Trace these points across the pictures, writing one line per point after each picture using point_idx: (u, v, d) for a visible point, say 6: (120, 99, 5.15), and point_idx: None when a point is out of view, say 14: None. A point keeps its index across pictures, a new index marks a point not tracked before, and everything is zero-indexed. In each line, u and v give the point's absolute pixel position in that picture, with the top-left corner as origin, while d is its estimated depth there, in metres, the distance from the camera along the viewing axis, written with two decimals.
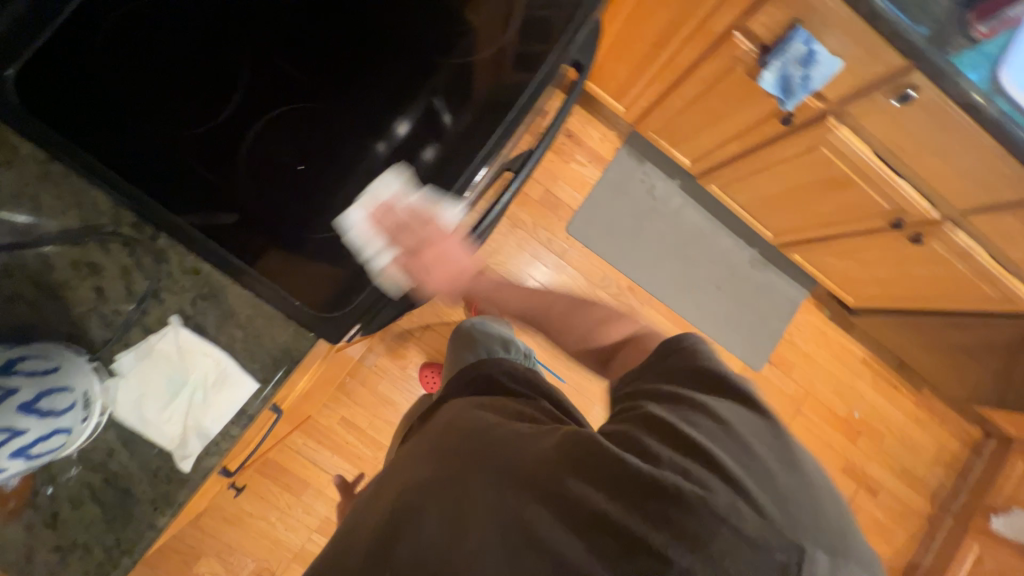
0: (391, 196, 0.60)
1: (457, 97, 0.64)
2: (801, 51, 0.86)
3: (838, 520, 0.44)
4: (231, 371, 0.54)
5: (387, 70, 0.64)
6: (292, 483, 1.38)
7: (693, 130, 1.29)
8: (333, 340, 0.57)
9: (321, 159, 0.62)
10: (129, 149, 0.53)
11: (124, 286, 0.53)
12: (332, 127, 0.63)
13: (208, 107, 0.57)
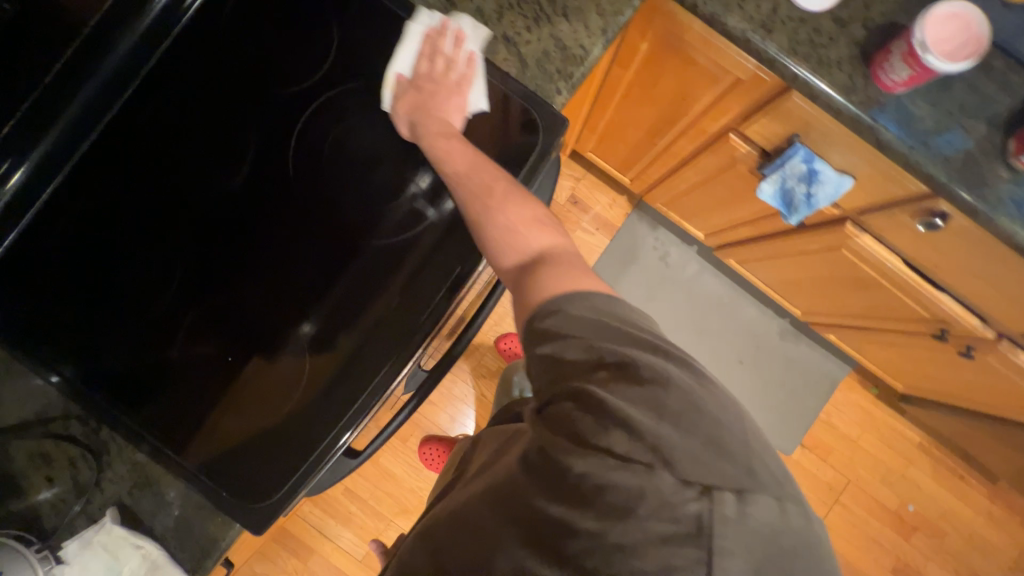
0: (459, 30, 0.60)
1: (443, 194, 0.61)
2: (801, 168, 0.76)
3: (747, 439, 0.45)
4: (163, 563, 0.56)
5: (338, 222, 0.61)
6: (298, 547, 1.45)
7: (701, 207, 1.18)
8: (255, 531, 0.55)
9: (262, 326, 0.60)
10: (105, 340, 0.59)
11: (70, 477, 0.57)
12: (279, 290, 0.61)
13: (167, 297, 0.60)
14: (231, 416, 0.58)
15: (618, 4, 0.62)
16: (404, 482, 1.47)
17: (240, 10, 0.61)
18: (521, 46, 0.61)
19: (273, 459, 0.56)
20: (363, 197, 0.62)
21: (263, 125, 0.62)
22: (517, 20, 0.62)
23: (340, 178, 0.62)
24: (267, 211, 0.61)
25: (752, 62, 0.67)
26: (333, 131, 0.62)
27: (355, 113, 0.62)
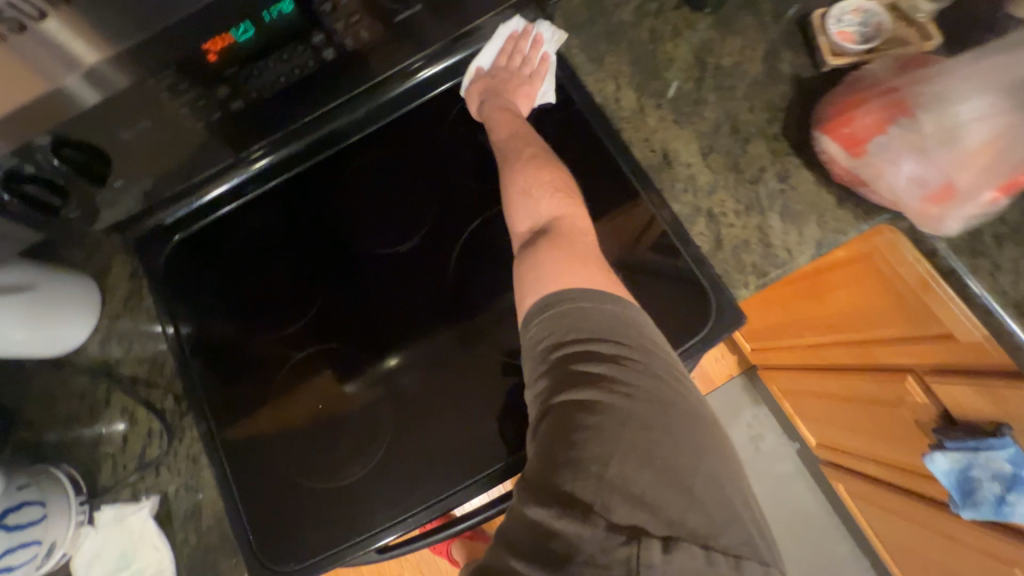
0: (541, 37, 0.65)
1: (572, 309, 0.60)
2: (1002, 467, 0.61)
3: (705, 490, 0.43)
4: (164, 575, 0.56)
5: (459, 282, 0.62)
6: None
7: (821, 417, 1.06)
8: None
9: (358, 395, 0.61)
10: (220, 325, 0.65)
11: (141, 445, 0.60)
12: (370, 327, 0.63)
13: (285, 304, 0.65)
14: (277, 452, 0.60)
15: (844, 222, 0.56)
16: None
17: (496, 105, 0.65)
18: (723, 227, 0.58)
19: (309, 516, 0.57)
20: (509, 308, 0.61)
21: (437, 188, 0.66)
22: (729, 201, 0.58)
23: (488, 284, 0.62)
24: (419, 266, 0.64)
25: (983, 332, 0.56)
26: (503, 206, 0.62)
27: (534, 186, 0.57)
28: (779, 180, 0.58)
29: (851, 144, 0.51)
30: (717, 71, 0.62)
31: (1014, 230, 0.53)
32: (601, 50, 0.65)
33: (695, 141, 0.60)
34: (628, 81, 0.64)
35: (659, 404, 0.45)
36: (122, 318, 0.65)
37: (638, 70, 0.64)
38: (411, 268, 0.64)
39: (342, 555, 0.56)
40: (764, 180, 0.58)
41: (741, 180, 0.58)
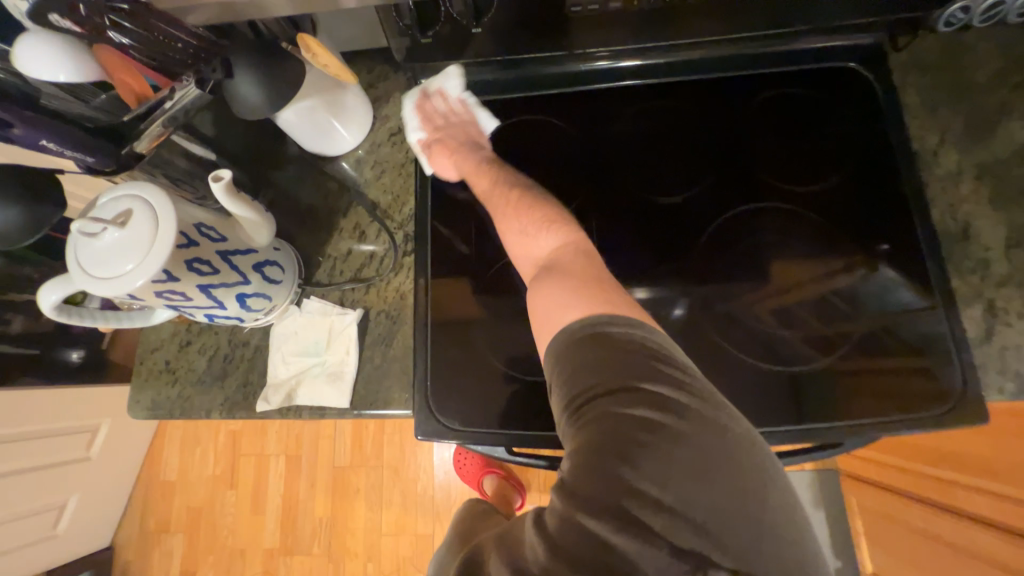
0: (449, 94, 0.66)
1: (725, 327, 0.58)
2: None
3: (758, 520, 0.38)
4: (346, 377, 0.60)
5: (651, 253, 0.61)
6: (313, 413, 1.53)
7: (900, 552, 1.00)
8: (419, 432, 0.58)
9: (507, 315, 0.61)
10: (423, 183, 0.66)
11: (362, 262, 0.65)
12: None
13: (473, 197, 0.66)
14: (443, 319, 0.61)
15: None
16: (419, 459, 1.46)
17: (801, 117, 0.63)
18: (1000, 322, 0.54)
19: (455, 385, 0.59)
20: (750, 303, 0.58)
21: (698, 155, 0.64)
22: (1017, 301, 0.55)
23: (665, 272, 0.61)
24: (620, 220, 0.63)
25: None
26: (747, 209, 0.61)
27: (788, 225, 0.60)
28: None
29: None
30: None
31: None
32: (939, 99, 0.62)
33: (1004, 229, 0.57)
34: (956, 141, 0.60)
35: (714, 432, 0.40)
36: (382, 148, 0.70)
37: (971, 134, 0.60)
38: (612, 221, 0.63)
39: (482, 440, 0.57)
40: None
41: None
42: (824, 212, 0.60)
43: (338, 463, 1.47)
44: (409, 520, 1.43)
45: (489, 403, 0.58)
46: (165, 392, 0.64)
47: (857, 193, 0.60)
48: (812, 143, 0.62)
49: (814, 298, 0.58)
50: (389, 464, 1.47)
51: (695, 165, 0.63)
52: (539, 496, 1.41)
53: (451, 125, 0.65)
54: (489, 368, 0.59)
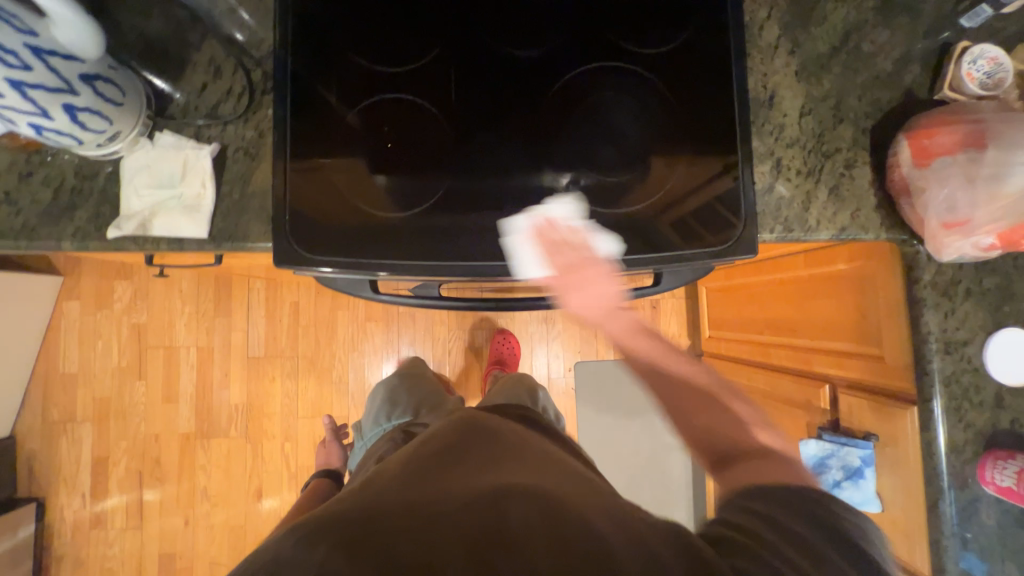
0: (561, 220, 0.63)
1: (582, 181, 0.64)
2: (852, 461, 0.78)
3: None
4: (202, 209, 0.62)
5: (516, 112, 0.65)
6: (223, 307, 1.52)
7: None
8: (277, 260, 0.61)
9: (382, 161, 0.64)
10: (282, 17, 0.64)
11: (218, 98, 0.64)
12: (416, 115, 0.65)
13: (339, 38, 0.65)
14: (312, 157, 0.63)
15: (870, 223, 0.65)
16: (335, 351, 1.53)
17: None
18: (782, 177, 0.65)
19: (320, 220, 0.62)
20: (593, 153, 0.65)
21: (560, 16, 0.66)
22: (798, 160, 0.65)
23: (529, 129, 0.65)
24: (486, 76, 0.65)
25: (907, 358, 0.70)
26: (606, 72, 0.66)
27: (640, 88, 0.66)
28: (845, 163, 0.65)
29: (921, 157, 0.58)
30: (854, 52, 0.67)
31: (982, 290, 0.64)
32: None
33: (801, 99, 0.66)
34: (780, 18, 0.67)
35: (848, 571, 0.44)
36: None
37: (794, 12, 0.67)
38: (476, 75, 0.65)
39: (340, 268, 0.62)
40: (835, 158, 0.65)
41: (818, 149, 0.65)
42: (664, 73, 0.66)
43: (252, 354, 1.51)
44: (325, 405, 1.52)
45: (354, 236, 0.63)
46: (6, 223, 0.62)
47: (695, 57, 0.66)
48: (661, 8, 0.66)
49: (665, 158, 0.65)
50: (304, 355, 1.52)
51: (558, 24, 0.66)
52: (447, 382, 1.54)
53: (576, 256, 0.64)
54: (351, 208, 0.63)
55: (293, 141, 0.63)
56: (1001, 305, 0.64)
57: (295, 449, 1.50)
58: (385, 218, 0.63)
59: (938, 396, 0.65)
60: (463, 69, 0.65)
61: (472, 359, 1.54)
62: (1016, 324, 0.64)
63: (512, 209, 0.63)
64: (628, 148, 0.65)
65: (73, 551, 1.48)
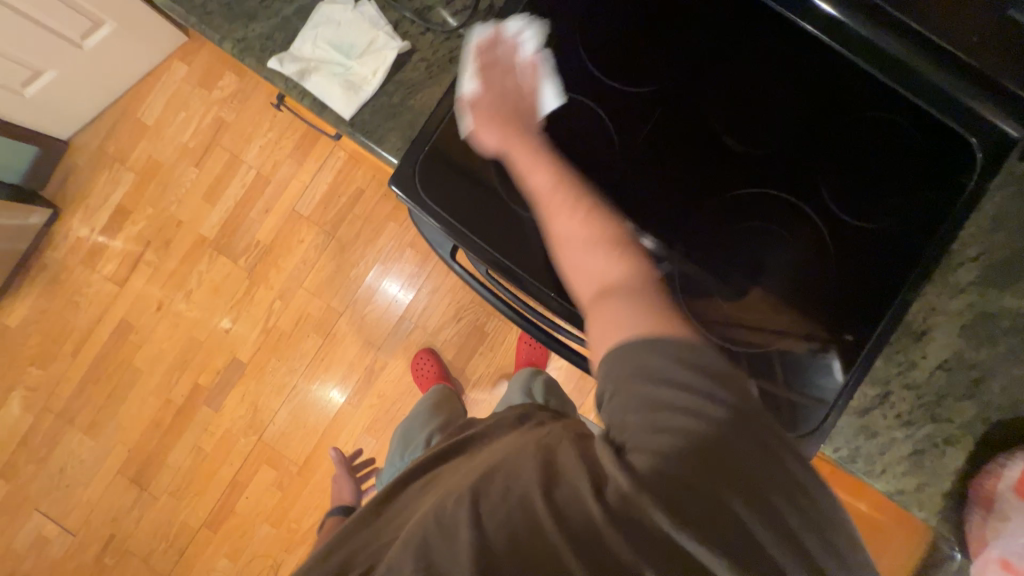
0: (506, 38, 0.60)
1: (700, 288, 0.60)
2: None
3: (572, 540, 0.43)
4: (360, 94, 0.60)
5: (688, 188, 0.61)
6: (301, 153, 1.53)
7: None
8: (392, 179, 0.60)
9: (540, 151, 0.61)
10: None
11: (435, 2, 0.62)
12: (596, 129, 0.61)
13: (574, 17, 0.62)
14: (482, 108, 0.60)
15: (927, 502, 0.61)
16: (367, 251, 1.53)
17: (891, 156, 0.61)
18: (878, 410, 0.62)
19: (452, 169, 0.60)
20: (727, 272, 0.61)
21: (786, 127, 0.61)
22: (903, 404, 0.61)
23: (688, 211, 0.61)
24: (683, 138, 0.61)
25: None
26: (791, 207, 0.61)
27: (810, 242, 0.61)
28: (946, 437, 0.61)
29: None
30: None
31: None
32: (1002, 226, 0.62)
33: (950, 351, 0.61)
34: (984, 267, 0.62)
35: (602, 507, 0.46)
36: None
37: (1000, 267, 0.62)
38: (674, 130, 0.61)
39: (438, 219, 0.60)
40: (940, 426, 0.61)
41: (929, 406, 0.61)
42: (841, 246, 0.61)
43: (298, 209, 1.52)
44: (329, 291, 1.53)
45: (470, 198, 0.60)
46: None
47: (882, 249, 0.61)
48: (882, 183, 0.61)
49: (792, 322, 0.60)
50: (339, 238, 1.53)
51: (778, 135, 0.61)
52: (440, 342, 1.53)
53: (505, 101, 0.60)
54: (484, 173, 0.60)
55: (472, 88, 0.60)
56: None
57: (281, 310, 1.52)
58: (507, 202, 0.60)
59: None
60: (667, 117, 0.61)
61: (475, 337, 1.53)
62: None
63: None
64: (764, 289, 0.61)
65: (55, 268, 1.54)
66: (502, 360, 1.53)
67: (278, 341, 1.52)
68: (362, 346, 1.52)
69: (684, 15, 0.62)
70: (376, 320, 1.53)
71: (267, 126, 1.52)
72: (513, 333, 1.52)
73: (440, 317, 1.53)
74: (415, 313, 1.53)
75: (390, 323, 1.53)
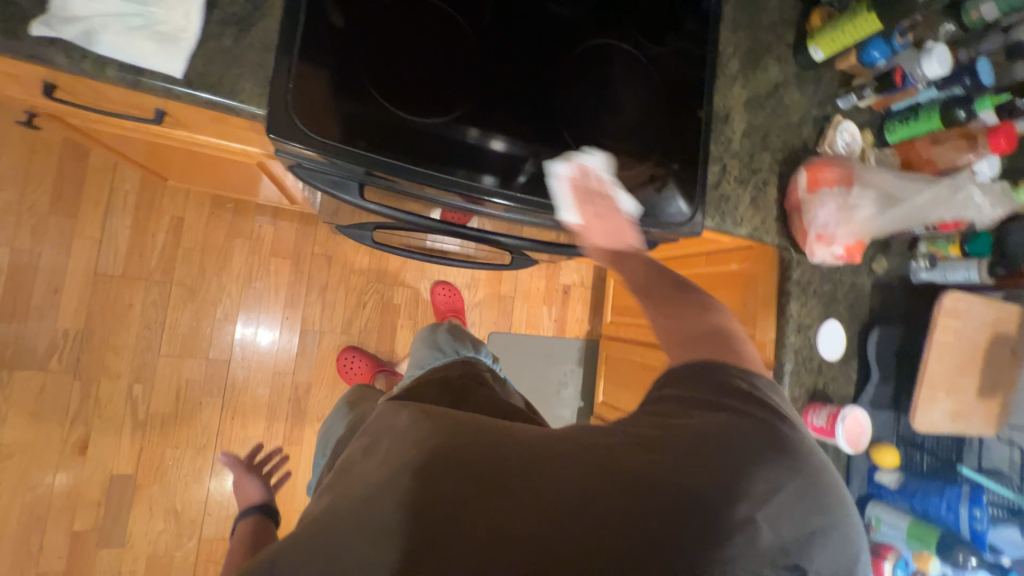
0: (591, 170, 0.68)
1: (587, 134, 0.72)
2: None
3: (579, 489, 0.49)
4: (178, 41, 0.51)
5: (542, 58, 0.70)
6: (67, 203, 1.18)
7: (625, 378, 1.44)
8: (267, 129, 0.55)
9: (406, 57, 0.62)
10: None
11: None
12: (445, 25, 0.65)
13: None
14: (330, 29, 0.58)
15: (771, 229, 0.87)
16: (223, 282, 1.30)
17: None
18: (725, 179, 0.83)
19: (328, 98, 0.57)
20: (594, 114, 0.72)
21: None
22: (736, 169, 0.84)
23: (552, 77, 0.70)
24: (519, 15, 0.69)
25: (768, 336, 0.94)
26: (618, 50, 0.75)
27: (639, 74, 0.77)
28: (763, 181, 0.86)
29: (813, 184, 0.81)
30: (779, 101, 0.89)
31: (820, 294, 0.92)
32: (739, 26, 0.86)
33: (744, 123, 0.85)
34: (741, 57, 0.86)
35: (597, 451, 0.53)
36: None
37: (749, 54, 0.86)
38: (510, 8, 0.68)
39: (334, 154, 0.58)
40: (758, 174, 0.86)
41: (749, 164, 0.85)
42: (656, 68, 0.78)
43: (103, 270, 1.20)
44: (199, 344, 1.28)
45: (358, 122, 0.59)
46: None
47: (684, 64, 0.80)
48: (664, 13, 0.79)
49: (651, 139, 0.76)
50: (179, 282, 1.26)
51: None
52: (356, 336, 1.44)
53: (606, 198, 0.69)
54: (365, 93, 0.59)
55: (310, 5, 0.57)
56: (827, 306, 0.93)
57: (148, 392, 1.23)
58: (397, 114, 0.60)
59: (788, 361, 0.89)
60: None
61: (388, 315, 1.48)
62: (830, 318, 0.93)
63: (511, 128, 0.66)
64: (625, 119, 0.75)
65: None
66: (424, 323, 1.52)
67: (162, 428, 1.23)
68: (273, 380, 1.34)
69: None
70: (274, 347, 1.35)
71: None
72: (424, 292, 1.52)
73: (342, 312, 1.43)
74: (314, 321, 1.39)
75: (291, 343, 1.37)
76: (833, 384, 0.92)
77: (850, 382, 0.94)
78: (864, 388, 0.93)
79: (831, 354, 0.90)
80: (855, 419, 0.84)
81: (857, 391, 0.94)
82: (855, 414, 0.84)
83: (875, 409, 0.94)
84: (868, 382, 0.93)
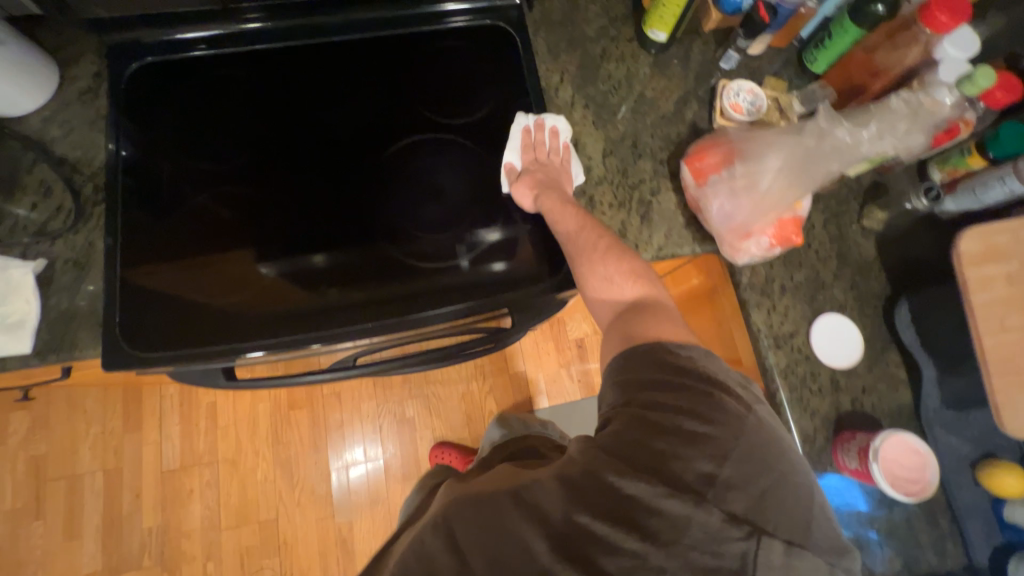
0: (548, 123, 0.72)
1: (414, 238, 0.69)
2: None
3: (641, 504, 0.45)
4: (26, 325, 0.65)
5: (348, 188, 0.70)
6: (133, 420, 1.43)
7: None
8: (106, 364, 0.63)
9: (215, 251, 0.68)
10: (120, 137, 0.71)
11: (47, 218, 0.70)
12: (246, 203, 0.69)
13: (172, 146, 0.72)
14: (145, 259, 0.67)
15: (685, 239, 0.71)
16: (259, 445, 1.44)
17: (456, 64, 0.76)
18: (598, 212, 0.72)
19: (151, 316, 0.65)
20: (413, 217, 0.69)
21: (378, 101, 0.74)
22: (609, 195, 0.73)
23: (362, 201, 0.70)
24: (316, 160, 0.71)
25: (750, 359, 0.73)
26: (428, 142, 0.73)
27: (457, 152, 0.73)
28: (651, 192, 0.73)
29: (699, 177, 0.66)
30: (639, 100, 0.77)
31: (795, 288, 0.70)
32: (560, 51, 0.79)
33: (602, 142, 0.75)
34: (573, 80, 0.78)
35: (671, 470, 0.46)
36: (69, 113, 0.74)
37: (581, 73, 0.78)
38: (305, 158, 0.71)
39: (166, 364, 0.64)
40: (642, 187, 0.73)
41: (624, 182, 0.73)
42: (474, 135, 0.73)
43: (167, 467, 1.40)
44: (251, 510, 1.40)
45: (179, 326, 0.65)
46: None
47: (503, 120, 0.74)
48: (466, 81, 0.75)
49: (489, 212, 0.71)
50: (225, 458, 1.43)
51: (377, 109, 0.74)
52: (383, 460, 1.46)
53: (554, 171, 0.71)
54: (186, 298, 0.66)
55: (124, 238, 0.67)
56: (814, 297, 0.70)
57: (220, 568, 1.35)
58: (211, 305, 0.66)
59: (781, 389, 0.67)
60: (293, 156, 0.71)
61: (407, 430, 1.49)
62: (827, 311, 0.70)
63: (321, 271, 0.67)
64: (453, 205, 0.70)
65: None
66: (443, 426, 1.50)
67: None
68: (319, 526, 1.40)
69: (251, 89, 0.74)
70: (313, 492, 1.42)
71: (84, 426, 1.41)
72: (434, 396, 1.51)
73: (365, 441, 1.47)
74: (341, 457, 1.45)
75: (327, 483, 1.43)
76: (866, 395, 0.67)
77: (897, 384, 0.68)
78: (921, 390, 0.66)
79: (839, 361, 0.67)
80: (905, 449, 0.61)
81: (916, 395, 0.66)
82: (903, 441, 0.61)
83: (955, 411, 0.65)
84: (923, 378, 0.66)
